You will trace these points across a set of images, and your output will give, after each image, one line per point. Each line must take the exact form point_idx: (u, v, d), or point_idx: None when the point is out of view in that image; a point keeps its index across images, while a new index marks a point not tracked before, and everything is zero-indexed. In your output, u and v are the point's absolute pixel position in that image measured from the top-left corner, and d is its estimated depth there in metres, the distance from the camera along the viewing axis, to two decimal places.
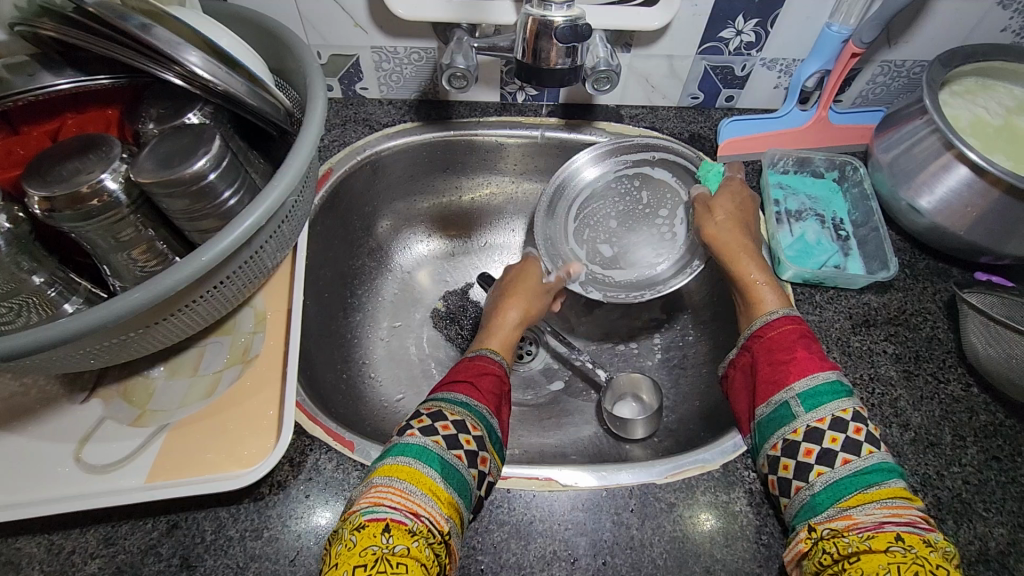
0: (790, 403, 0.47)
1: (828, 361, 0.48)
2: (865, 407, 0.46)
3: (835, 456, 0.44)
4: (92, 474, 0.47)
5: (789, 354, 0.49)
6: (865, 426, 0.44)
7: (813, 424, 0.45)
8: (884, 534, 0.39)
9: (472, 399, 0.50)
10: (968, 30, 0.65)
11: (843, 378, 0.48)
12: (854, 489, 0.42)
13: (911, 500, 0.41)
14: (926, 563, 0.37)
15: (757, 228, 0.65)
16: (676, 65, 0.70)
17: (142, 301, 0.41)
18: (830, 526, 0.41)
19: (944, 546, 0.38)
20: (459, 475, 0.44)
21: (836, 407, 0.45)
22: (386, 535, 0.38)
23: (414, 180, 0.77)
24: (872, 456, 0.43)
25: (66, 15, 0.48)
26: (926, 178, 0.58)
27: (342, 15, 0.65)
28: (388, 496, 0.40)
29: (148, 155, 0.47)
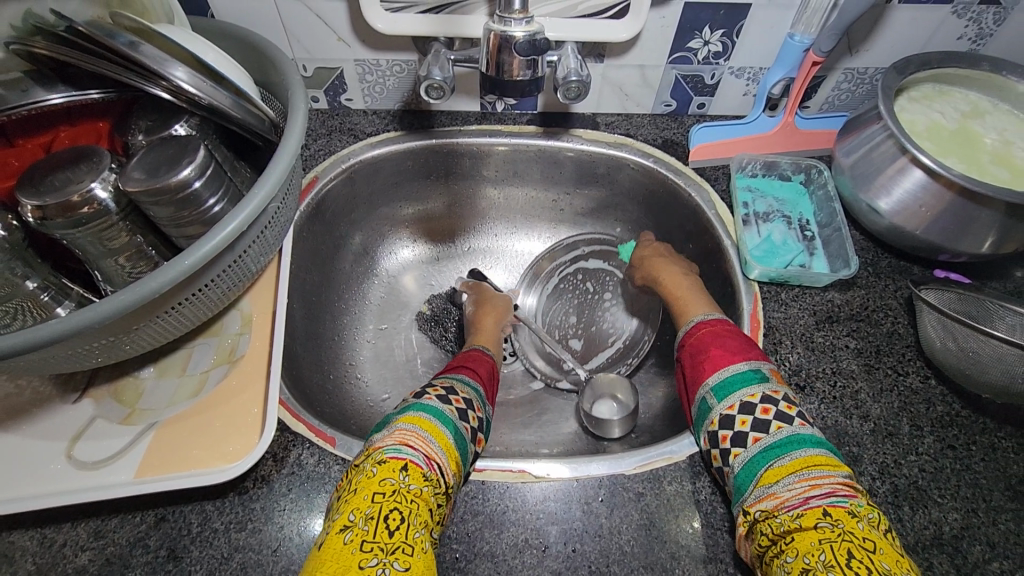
0: (706, 398, 0.50)
1: (742, 353, 0.51)
2: (778, 388, 0.48)
3: (745, 437, 0.46)
4: (83, 470, 0.49)
5: (705, 353, 0.53)
6: (774, 405, 0.47)
7: (725, 412, 0.48)
8: (811, 511, 0.40)
9: (477, 385, 0.54)
10: (925, 38, 0.68)
11: (757, 366, 0.50)
12: (766, 465, 0.44)
13: (832, 468, 0.43)
14: (855, 538, 0.38)
15: (726, 230, 0.68)
16: (647, 74, 0.73)
17: (129, 303, 0.44)
18: (760, 507, 0.43)
19: (867, 514, 0.40)
20: (467, 445, 0.47)
21: (745, 393, 0.48)
22: (405, 473, 0.41)
23: (399, 187, 0.80)
24: (782, 431, 0.45)
25: (58, 34, 0.51)
26: (884, 181, 0.61)
27: (326, 30, 0.68)
28: (411, 441, 0.44)
29: (136, 165, 0.49)
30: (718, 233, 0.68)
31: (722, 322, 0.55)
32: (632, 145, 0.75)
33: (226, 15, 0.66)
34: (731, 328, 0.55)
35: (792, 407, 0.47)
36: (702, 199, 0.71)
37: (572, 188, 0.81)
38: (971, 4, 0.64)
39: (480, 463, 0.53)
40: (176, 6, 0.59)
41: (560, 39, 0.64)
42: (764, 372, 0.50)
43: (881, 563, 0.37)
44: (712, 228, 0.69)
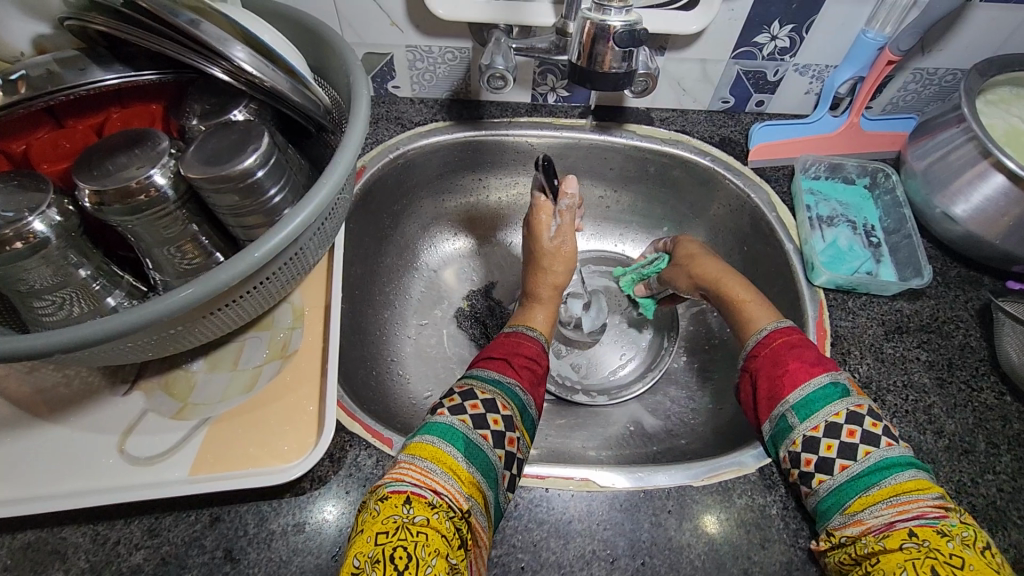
0: (786, 416, 0.48)
1: (821, 365, 0.49)
2: (862, 402, 0.46)
3: (831, 464, 0.45)
4: (137, 466, 0.48)
5: (783, 365, 0.50)
6: (860, 427, 0.45)
7: (810, 433, 0.46)
8: (896, 532, 0.40)
9: (505, 376, 0.52)
10: (1003, 39, 0.65)
11: (835, 377, 0.48)
12: (855, 494, 0.43)
13: (921, 491, 0.41)
14: (941, 555, 0.38)
15: (789, 233, 0.66)
16: (708, 69, 0.70)
17: (195, 297, 0.42)
18: (846, 533, 0.43)
19: (959, 532, 0.39)
20: (484, 456, 0.45)
21: (828, 412, 0.46)
22: (408, 507, 0.39)
23: (443, 179, 0.78)
24: (869, 457, 0.44)
25: (118, 10, 0.48)
26: (961, 186, 0.59)
27: (379, 13, 0.65)
28: (407, 473, 0.42)
29: (198, 152, 0.47)
30: (781, 238, 0.66)
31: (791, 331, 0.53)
32: (689, 142, 0.73)
33: None
34: (799, 336, 0.52)
35: (878, 425, 0.45)
36: (762, 201, 0.68)
37: (621, 186, 0.79)
38: None
39: (541, 469, 0.51)
40: None
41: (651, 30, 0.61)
42: (843, 384, 0.48)
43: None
44: (773, 232, 0.67)
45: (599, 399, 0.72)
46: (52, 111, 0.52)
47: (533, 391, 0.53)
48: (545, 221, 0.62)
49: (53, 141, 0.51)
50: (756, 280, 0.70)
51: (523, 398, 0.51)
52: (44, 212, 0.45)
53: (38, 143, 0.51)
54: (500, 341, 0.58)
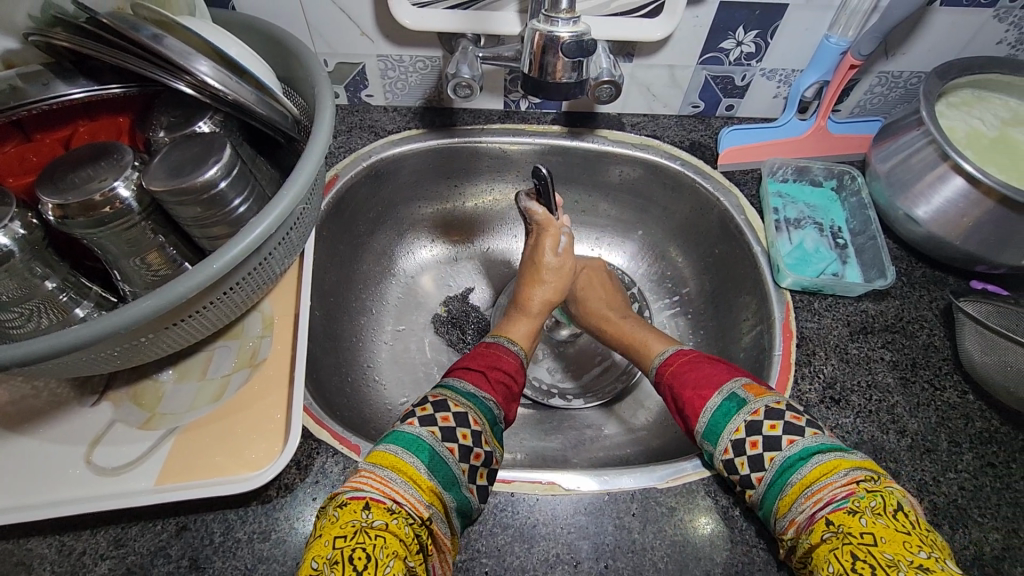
0: (705, 448, 0.49)
1: (708, 388, 0.51)
2: (758, 408, 0.47)
3: (750, 479, 0.46)
4: (103, 476, 0.48)
5: (682, 399, 0.52)
6: (760, 435, 0.46)
7: (722, 456, 0.48)
8: (817, 525, 0.41)
9: (479, 391, 0.51)
10: (964, 42, 0.66)
11: (730, 391, 0.49)
12: (777, 497, 0.44)
13: (829, 474, 0.42)
14: (856, 537, 0.38)
15: (757, 236, 0.66)
16: (676, 75, 0.71)
17: (155, 307, 0.42)
18: (788, 537, 0.43)
19: (869, 503, 0.39)
20: (448, 469, 0.45)
21: (730, 430, 0.48)
22: (366, 512, 0.40)
23: (418, 186, 0.78)
24: (775, 461, 0.45)
25: (82, 26, 0.49)
26: (923, 188, 0.59)
27: (348, 24, 0.66)
28: (367, 482, 0.42)
29: (161, 164, 0.48)
30: (749, 240, 0.67)
31: (684, 353, 0.57)
32: (660, 147, 0.74)
33: (247, 6, 0.64)
34: (688, 359, 0.56)
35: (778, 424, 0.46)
36: (731, 204, 0.69)
37: (595, 191, 0.80)
38: (1015, 8, 0.62)
39: (508, 473, 0.52)
40: None
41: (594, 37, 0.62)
42: (739, 395, 0.49)
43: (886, 555, 0.37)
44: (741, 234, 0.68)
45: (574, 403, 0.73)
46: (20, 126, 0.53)
47: (504, 406, 0.53)
48: (547, 243, 0.64)
49: (20, 155, 0.52)
50: (727, 283, 0.71)
51: (495, 413, 0.51)
52: (7, 225, 0.46)
53: (5, 156, 0.51)
54: (483, 350, 0.58)
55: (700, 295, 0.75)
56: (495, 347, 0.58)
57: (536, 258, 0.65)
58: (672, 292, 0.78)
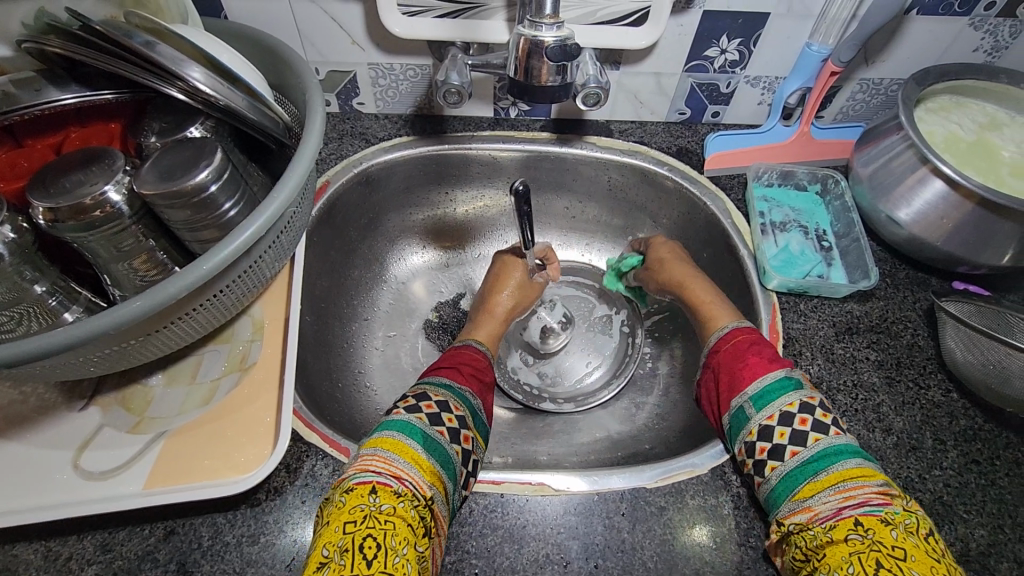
0: (743, 408, 0.49)
1: (778, 361, 0.51)
2: (814, 395, 0.48)
3: (784, 450, 0.46)
4: (90, 480, 0.48)
5: (740, 363, 0.52)
6: (811, 415, 0.47)
7: (765, 422, 0.47)
8: (843, 522, 0.41)
9: (455, 381, 0.52)
10: (941, 50, 0.68)
11: (791, 372, 0.50)
12: (804, 480, 0.44)
13: (867, 477, 0.43)
14: (886, 547, 0.39)
15: (743, 239, 0.67)
16: (663, 82, 0.72)
17: (144, 308, 0.43)
18: (793, 520, 0.43)
19: (903, 520, 0.40)
20: (442, 449, 0.45)
21: (782, 403, 0.48)
22: (374, 496, 0.40)
23: (409, 193, 0.79)
24: (818, 444, 0.45)
25: (75, 33, 0.50)
26: (904, 191, 0.61)
27: (340, 32, 0.67)
28: (372, 464, 0.42)
29: (151, 168, 0.48)
30: (736, 243, 0.68)
31: (742, 330, 0.55)
32: (647, 153, 0.75)
33: (239, 16, 0.65)
34: (749, 335, 0.55)
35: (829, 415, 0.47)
36: (718, 208, 0.70)
37: (584, 197, 0.81)
38: (989, 16, 0.64)
39: (498, 474, 0.52)
40: (191, 6, 0.59)
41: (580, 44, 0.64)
42: (797, 378, 0.50)
43: (911, 570, 0.38)
44: (728, 238, 0.69)
45: (565, 407, 0.73)
46: (10, 131, 0.53)
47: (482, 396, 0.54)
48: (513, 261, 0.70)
49: (11, 160, 0.52)
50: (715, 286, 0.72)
51: (474, 402, 0.52)
52: None
53: None
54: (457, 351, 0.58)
55: None
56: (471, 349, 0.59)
57: (506, 273, 0.69)
58: (662, 297, 0.79)
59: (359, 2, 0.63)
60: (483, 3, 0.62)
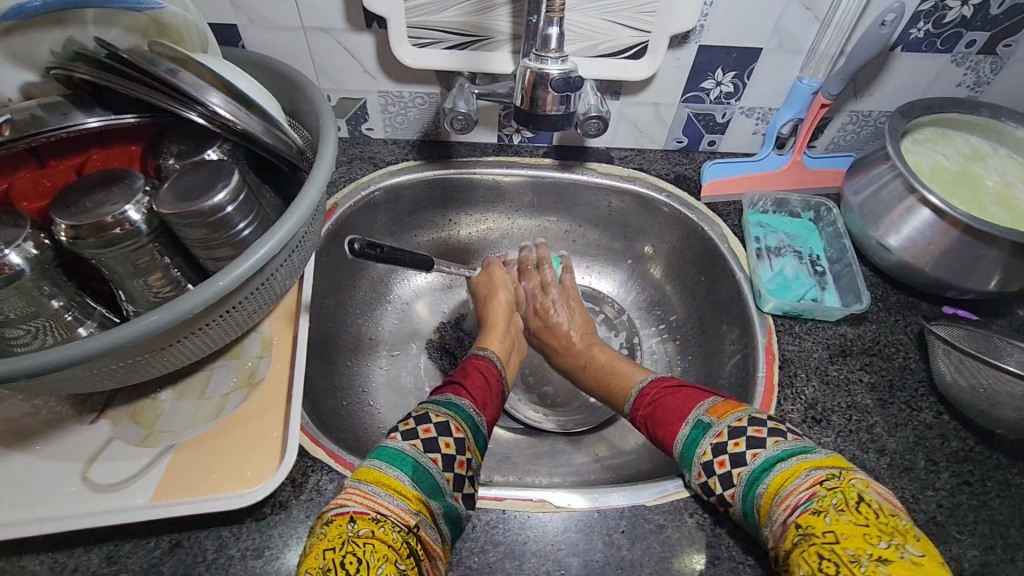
0: (684, 476, 0.50)
1: (686, 413, 0.51)
2: (721, 430, 0.48)
3: (725, 497, 0.46)
4: (98, 493, 0.48)
5: (656, 431, 0.53)
6: (741, 437, 0.46)
7: (701, 462, 0.48)
8: (788, 530, 0.39)
9: (460, 399, 0.53)
10: (927, 84, 0.71)
11: (697, 418, 0.50)
12: (754, 511, 0.44)
13: (795, 476, 0.41)
14: (822, 537, 0.37)
15: (739, 263, 0.69)
16: (661, 112, 0.75)
17: (160, 323, 0.44)
18: (767, 543, 0.42)
19: (832, 501, 0.38)
20: (431, 478, 0.45)
21: (700, 452, 0.48)
22: (352, 523, 0.40)
23: (415, 215, 0.81)
24: (757, 458, 0.45)
25: (101, 61, 0.52)
26: (893, 219, 0.63)
27: (352, 61, 0.70)
28: (351, 497, 0.42)
29: (171, 189, 0.50)
30: (732, 266, 0.70)
31: (656, 383, 0.56)
32: (646, 179, 0.77)
33: (256, 45, 0.68)
34: (664, 387, 0.55)
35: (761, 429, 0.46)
36: (714, 233, 0.72)
37: (585, 221, 0.83)
38: (970, 53, 0.67)
39: (499, 491, 0.53)
40: (211, 35, 0.62)
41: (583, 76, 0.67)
42: (704, 419, 0.50)
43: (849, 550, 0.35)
44: (724, 261, 0.71)
45: (567, 427, 0.74)
46: (36, 152, 0.55)
47: (488, 411, 0.55)
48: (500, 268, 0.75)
49: (35, 179, 0.54)
50: (711, 309, 0.73)
51: (477, 419, 0.53)
52: (21, 245, 0.47)
53: (20, 181, 0.54)
54: (474, 363, 0.60)
55: (687, 321, 0.77)
56: (486, 361, 0.61)
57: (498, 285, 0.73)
58: (661, 319, 0.81)
59: (371, 34, 0.67)
60: (490, 36, 0.65)
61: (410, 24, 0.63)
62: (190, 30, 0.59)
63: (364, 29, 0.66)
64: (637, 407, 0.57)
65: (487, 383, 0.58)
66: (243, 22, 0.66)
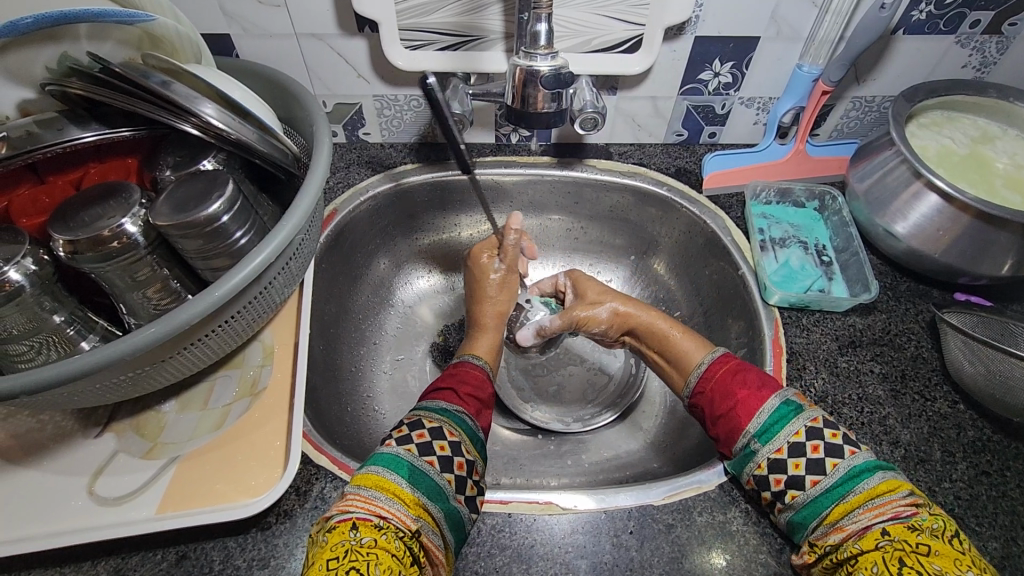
0: (750, 444, 0.48)
1: (766, 387, 0.49)
2: (817, 416, 0.47)
3: (802, 480, 0.45)
4: (104, 506, 0.48)
5: (732, 398, 0.50)
6: (822, 440, 0.45)
7: (774, 455, 0.46)
8: (871, 533, 0.41)
9: (452, 405, 0.53)
10: (931, 67, 0.69)
11: (786, 396, 0.49)
12: (833, 503, 0.43)
13: (893, 490, 0.42)
14: (911, 546, 0.39)
15: (743, 255, 0.68)
16: (659, 106, 0.74)
17: (158, 335, 0.44)
18: (827, 541, 0.43)
19: (930, 525, 0.40)
20: (429, 480, 0.46)
21: (789, 432, 0.46)
22: (354, 531, 0.40)
23: (415, 218, 0.81)
24: (838, 468, 0.44)
25: (94, 75, 0.52)
26: (899, 205, 0.61)
27: (347, 67, 0.70)
28: (353, 503, 0.42)
29: (166, 200, 0.50)
30: (736, 259, 0.69)
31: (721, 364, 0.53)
32: (646, 174, 0.76)
33: (250, 54, 0.68)
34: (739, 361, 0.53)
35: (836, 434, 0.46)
36: (718, 226, 0.71)
37: (586, 218, 0.82)
38: (975, 33, 0.66)
39: (505, 494, 0.52)
40: (205, 47, 0.62)
41: (578, 73, 0.67)
42: (794, 400, 0.48)
43: (935, 565, 0.37)
44: (729, 253, 0.70)
45: (573, 426, 0.73)
46: (33, 168, 0.56)
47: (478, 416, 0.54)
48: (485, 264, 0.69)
49: (33, 197, 0.54)
50: (717, 303, 0.72)
51: (472, 427, 0.52)
52: (19, 262, 0.48)
53: (19, 199, 0.54)
54: (461, 371, 0.58)
55: (691, 316, 0.76)
56: (478, 370, 0.59)
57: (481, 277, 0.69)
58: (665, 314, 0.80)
59: (364, 38, 0.66)
60: (481, 35, 0.65)
61: (402, 26, 0.63)
62: (184, 41, 0.59)
63: (356, 34, 0.66)
64: (707, 377, 0.53)
65: (478, 390, 0.57)
66: (236, 31, 0.66)
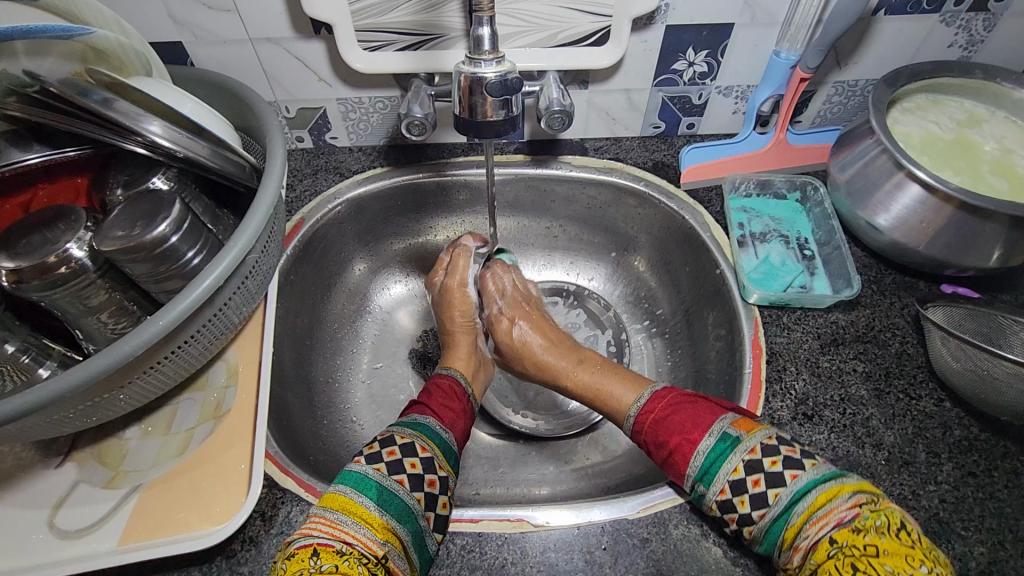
0: (695, 487, 0.46)
1: (697, 428, 0.47)
2: (754, 446, 0.44)
3: (751, 516, 0.43)
4: (65, 539, 0.47)
5: (668, 445, 0.48)
6: (761, 473, 0.43)
7: (719, 498, 0.44)
8: (821, 545, 0.39)
9: (426, 418, 0.52)
10: (915, 48, 0.66)
11: (721, 430, 0.46)
12: (784, 528, 0.41)
13: (832, 497, 0.40)
14: (861, 550, 0.37)
15: (722, 252, 0.66)
16: (633, 98, 0.72)
17: (104, 367, 0.43)
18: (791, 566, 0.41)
19: (875, 523, 0.38)
20: (399, 501, 0.44)
21: (727, 471, 0.44)
22: (315, 559, 0.38)
23: (387, 223, 0.79)
24: (780, 497, 0.42)
25: (34, 96, 0.50)
26: (881, 196, 0.59)
27: (306, 71, 0.67)
28: (317, 526, 0.41)
29: (111, 222, 0.48)
30: (715, 256, 0.67)
31: (655, 399, 0.51)
32: (623, 169, 0.74)
33: (205, 61, 0.66)
34: (670, 399, 0.50)
35: (775, 460, 0.43)
36: (696, 222, 0.69)
37: (564, 217, 0.80)
38: (959, 12, 0.62)
39: (477, 511, 0.51)
40: (155, 58, 0.59)
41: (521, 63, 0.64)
42: (731, 433, 0.46)
43: (886, 566, 0.36)
44: (708, 251, 0.67)
45: (553, 431, 0.71)
46: None
47: (453, 428, 0.53)
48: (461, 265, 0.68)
49: None
50: (697, 301, 0.70)
51: (448, 441, 0.51)
52: None
53: None
54: (435, 384, 0.58)
55: (673, 314, 0.74)
56: (449, 381, 0.59)
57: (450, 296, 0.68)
58: (647, 313, 0.78)
59: (321, 40, 0.64)
60: (442, 34, 0.62)
61: (358, 27, 0.61)
62: (130, 53, 0.57)
63: (313, 36, 0.63)
64: (640, 424, 0.51)
65: (450, 403, 0.56)
66: (187, 39, 0.63)
